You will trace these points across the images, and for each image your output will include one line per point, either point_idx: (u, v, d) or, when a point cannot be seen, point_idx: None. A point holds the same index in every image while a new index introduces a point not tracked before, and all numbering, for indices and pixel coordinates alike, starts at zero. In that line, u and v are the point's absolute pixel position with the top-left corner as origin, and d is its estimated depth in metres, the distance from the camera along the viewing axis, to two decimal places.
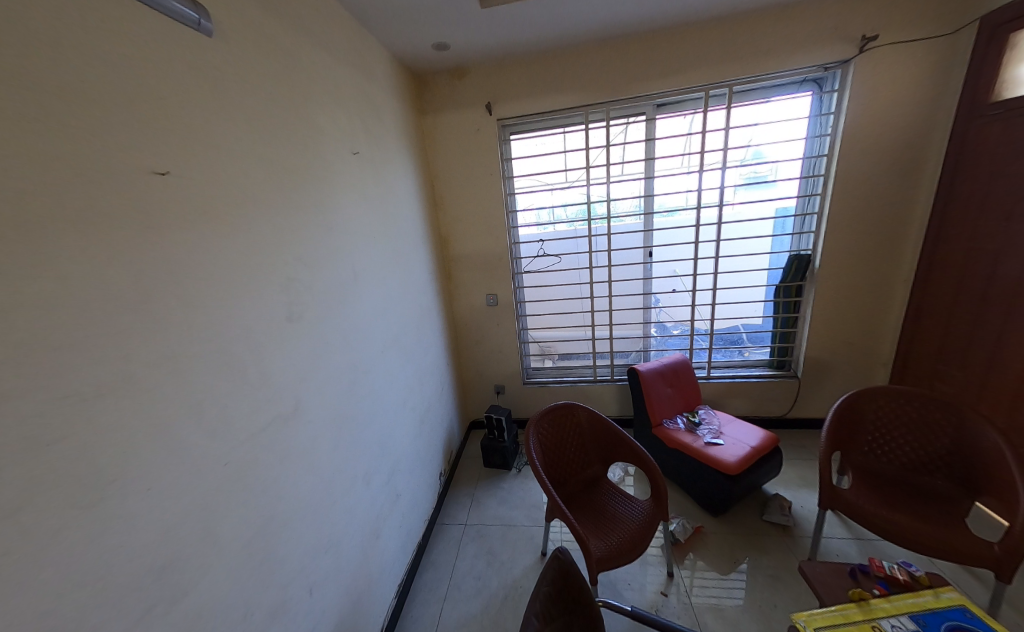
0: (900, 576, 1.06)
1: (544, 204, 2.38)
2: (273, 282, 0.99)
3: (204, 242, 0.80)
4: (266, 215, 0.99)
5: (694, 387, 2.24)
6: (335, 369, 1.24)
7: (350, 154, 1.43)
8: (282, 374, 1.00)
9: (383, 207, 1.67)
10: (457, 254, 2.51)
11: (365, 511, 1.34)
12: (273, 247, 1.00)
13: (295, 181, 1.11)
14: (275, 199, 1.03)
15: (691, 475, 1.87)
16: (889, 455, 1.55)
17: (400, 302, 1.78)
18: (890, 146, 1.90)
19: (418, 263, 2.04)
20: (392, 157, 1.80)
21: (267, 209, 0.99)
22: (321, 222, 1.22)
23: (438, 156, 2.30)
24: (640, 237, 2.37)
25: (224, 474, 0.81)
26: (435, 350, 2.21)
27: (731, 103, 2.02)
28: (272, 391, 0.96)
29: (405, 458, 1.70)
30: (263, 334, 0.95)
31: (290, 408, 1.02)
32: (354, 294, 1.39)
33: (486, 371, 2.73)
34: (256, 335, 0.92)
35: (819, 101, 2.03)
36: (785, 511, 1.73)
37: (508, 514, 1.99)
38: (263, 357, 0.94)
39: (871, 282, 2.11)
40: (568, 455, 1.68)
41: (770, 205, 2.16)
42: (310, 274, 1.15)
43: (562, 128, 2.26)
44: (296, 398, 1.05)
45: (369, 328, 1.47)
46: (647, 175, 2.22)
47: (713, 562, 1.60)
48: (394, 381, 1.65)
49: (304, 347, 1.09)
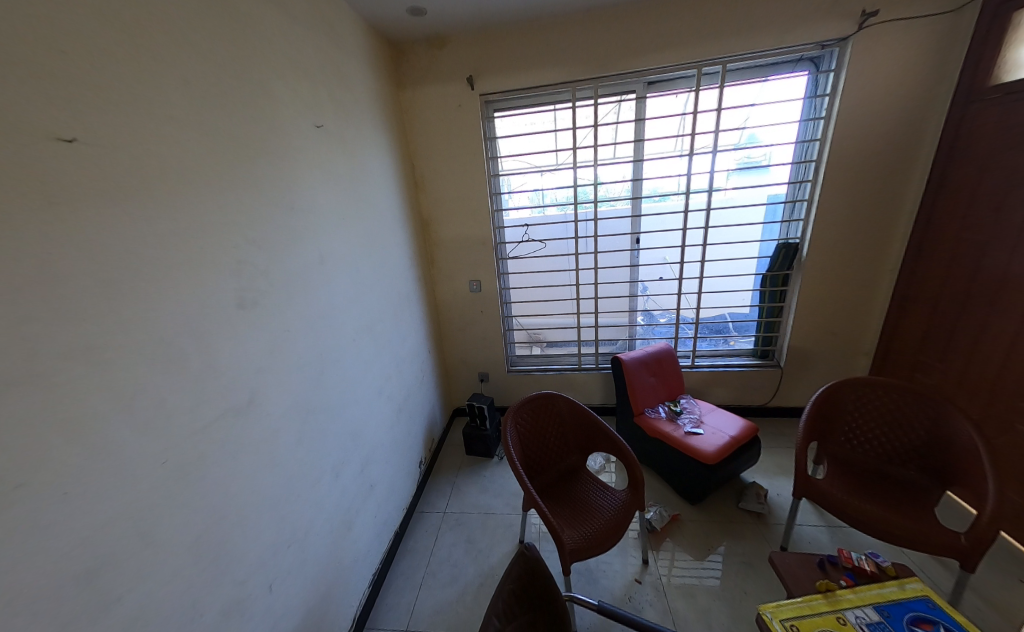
0: (868, 567, 1.06)
1: (532, 186, 2.28)
2: (220, 266, 0.92)
3: (130, 222, 0.72)
4: (209, 192, 0.90)
5: (678, 375, 2.23)
6: (299, 358, 1.18)
7: (314, 128, 1.33)
8: (233, 365, 0.94)
9: (354, 188, 1.58)
10: (439, 239, 2.42)
11: (334, 503, 1.30)
12: (219, 227, 0.92)
13: (245, 156, 1.02)
14: (221, 175, 0.94)
15: (670, 463, 1.87)
16: (865, 446, 1.56)
17: (375, 287, 1.71)
18: (885, 131, 1.84)
19: (395, 246, 1.95)
20: (365, 133, 1.69)
21: (210, 186, 0.90)
22: (278, 203, 1.13)
23: (417, 133, 2.18)
24: (628, 222, 2.30)
25: (161, 474, 0.75)
26: (414, 337, 2.15)
27: (724, 82, 1.93)
28: (221, 383, 0.90)
29: (380, 447, 1.66)
30: (209, 323, 0.88)
31: (244, 401, 0.96)
32: (321, 279, 1.32)
33: (469, 358, 2.68)
34: (201, 324, 0.85)
35: (815, 81, 1.94)
36: (762, 499, 1.74)
37: (487, 501, 1.98)
38: (209, 347, 0.87)
39: (858, 272, 2.08)
40: (546, 446, 1.65)
41: (761, 191, 2.11)
42: (266, 257, 1.07)
43: (551, 105, 2.15)
44: (251, 390, 0.98)
45: (337, 315, 1.40)
46: (636, 157, 2.14)
47: (687, 549, 1.61)
48: (368, 370, 1.60)
49: (260, 336, 1.03)
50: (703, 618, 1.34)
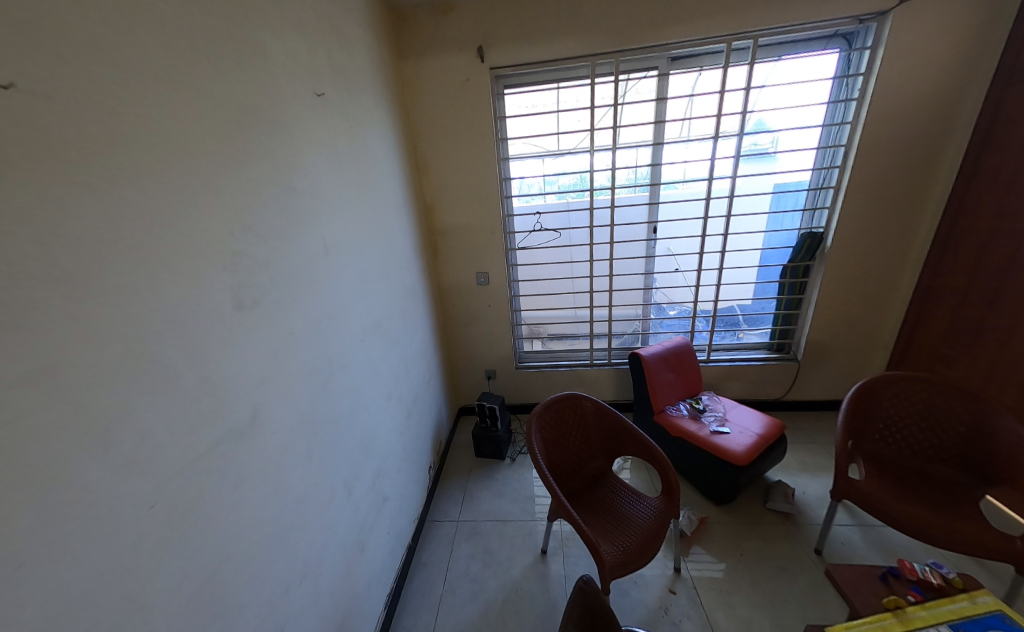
0: (935, 579, 1.00)
1: (534, 173, 2.14)
2: (214, 259, 0.75)
3: (91, 200, 0.54)
4: (196, 167, 0.72)
5: (696, 370, 2.15)
6: (305, 365, 1.02)
7: (315, 97, 1.15)
8: (233, 378, 0.78)
9: (357, 171, 1.40)
10: (444, 227, 2.25)
11: (347, 523, 1.17)
12: (210, 210, 0.75)
13: (236, 125, 0.84)
14: (209, 146, 0.76)
15: (695, 464, 1.79)
16: (901, 443, 1.51)
17: (381, 281, 1.54)
18: (917, 115, 1.76)
19: (400, 235, 1.78)
20: (367, 106, 1.50)
21: (197, 158, 0.73)
22: (275, 183, 0.95)
23: (420, 110, 1.99)
24: (644, 210, 2.18)
25: (150, 521, 0.60)
26: (421, 334, 1.99)
27: (755, 58, 1.80)
28: (220, 401, 0.74)
29: (392, 456, 1.52)
30: (203, 329, 0.71)
31: (247, 420, 0.81)
32: (325, 274, 1.15)
33: (475, 354, 2.54)
34: (195, 331, 0.69)
35: (846, 60, 1.83)
36: (789, 499, 1.69)
37: (503, 507, 1.87)
38: (205, 358, 0.71)
39: (881, 263, 2.02)
40: (572, 450, 1.55)
41: (768, 180, 2.02)
42: (266, 248, 0.90)
43: (556, 82, 1.99)
44: (254, 406, 0.83)
45: (344, 314, 1.24)
46: (657, 140, 2.01)
47: (719, 554, 1.54)
48: (376, 374, 1.44)
49: (260, 343, 0.86)
50: (745, 630, 1.27)
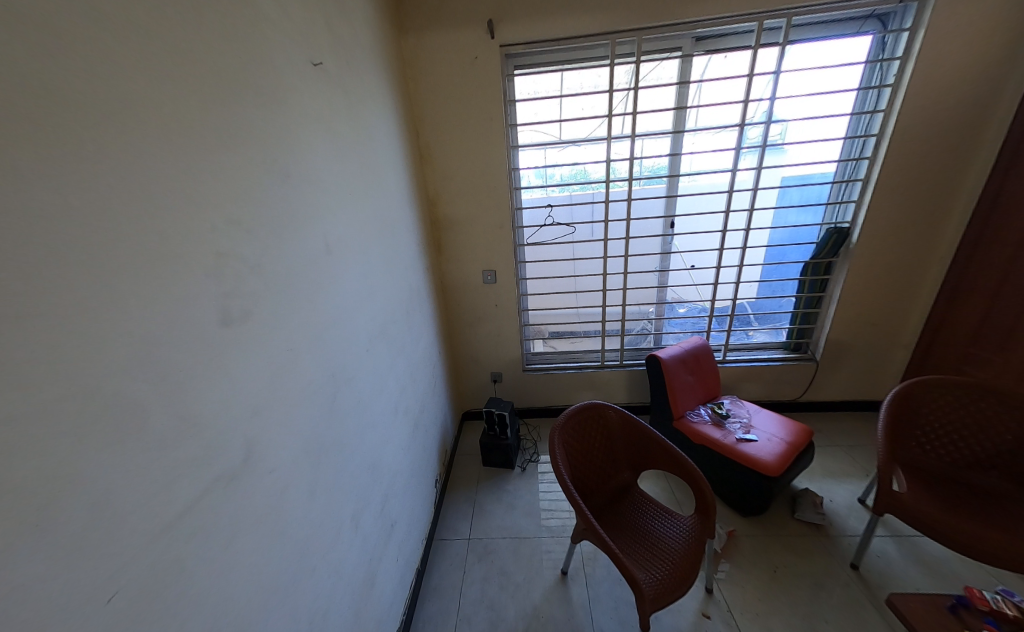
0: (1009, 611, 0.91)
1: (535, 164, 1.99)
2: (196, 263, 0.60)
3: (15, 182, 0.38)
4: (168, 144, 0.56)
5: (715, 373, 2.05)
6: (306, 383, 0.87)
7: (311, 67, 0.98)
8: (221, 411, 0.63)
9: (358, 158, 1.23)
10: (448, 221, 2.09)
11: (354, 560, 1.03)
12: (188, 201, 0.59)
13: (219, 92, 0.67)
14: (186, 117, 0.60)
15: (720, 473, 1.69)
16: (941, 451, 1.42)
17: (385, 282, 1.39)
18: (954, 102, 1.67)
19: (403, 229, 1.63)
20: (367, 83, 1.33)
21: (170, 133, 0.57)
22: (267, 168, 0.79)
23: (423, 91, 1.82)
24: (662, 202, 2.05)
25: (116, 612, 0.45)
26: (426, 337, 1.85)
27: (787, 39, 1.69)
28: (206, 440, 0.59)
29: (399, 476, 1.38)
30: (185, 353, 0.56)
31: (240, 460, 0.66)
32: (327, 275, 1.00)
33: (481, 357, 2.40)
34: (172, 357, 0.54)
35: (881, 43, 1.72)
36: (818, 509, 1.62)
37: (516, 522, 1.75)
38: (185, 389, 0.56)
39: (906, 260, 1.95)
40: (596, 464, 1.44)
41: (779, 174, 1.92)
42: (259, 248, 0.74)
43: (562, 64, 1.83)
44: (248, 441, 0.68)
45: (347, 321, 1.09)
46: (678, 128, 1.88)
47: (752, 572, 1.45)
48: (382, 386, 1.30)
49: (253, 363, 0.71)
50: None
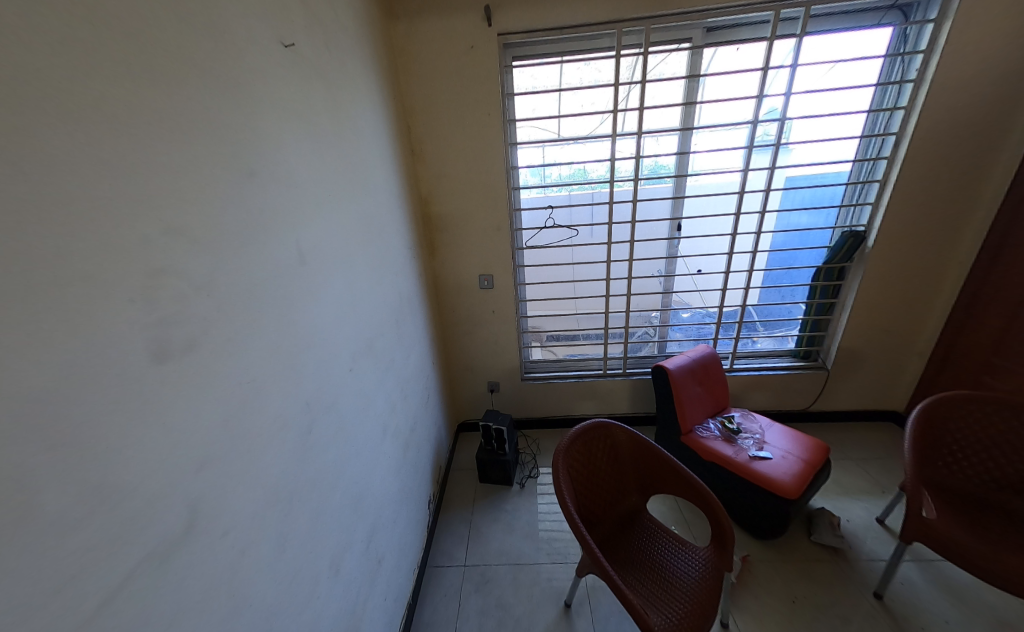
0: None
1: (535, 162, 1.87)
2: (127, 284, 0.48)
3: None
4: (87, 133, 0.44)
5: (724, 384, 1.95)
6: (274, 418, 0.74)
7: (284, 48, 0.86)
8: (162, 465, 0.51)
9: (340, 154, 1.10)
10: (442, 223, 1.96)
11: (334, 611, 0.91)
12: (117, 207, 0.47)
13: (163, 72, 0.55)
14: (115, 101, 0.48)
15: (733, 493, 1.59)
16: (976, 472, 1.32)
17: (372, 291, 1.26)
18: (977, 100, 1.58)
19: (393, 232, 1.50)
20: (351, 71, 1.20)
21: (90, 121, 0.45)
22: (223, 165, 0.66)
23: (414, 83, 1.69)
24: (668, 204, 1.94)
25: None
26: (418, 348, 1.72)
27: (805, 29, 1.58)
28: (141, 505, 0.48)
29: (388, 504, 1.26)
30: (108, 399, 0.45)
31: (190, 521, 0.54)
32: (302, 290, 0.87)
33: (478, 365, 2.29)
34: (89, 406, 0.42)
35: (902, 35, 1.62)
36: (836, 531, 1.53)
37: (516, 546, 1.64)
38: (109, 446, 0.44)
39: (923, 265, 1.87)
40: (602, 488, 1.33)
41: (790, 174, 1.82)
42: (216, 261, 0.62)
43: (562, 55, 1.71)
44: (200, 496, 0.56)
45: (327, 339, 0.97)
46: (686, 125, 1.77)
47: (769, 602, 1.35)
48: (369, 408, 1.17)
49: (201, 406, 0.58)
50: None
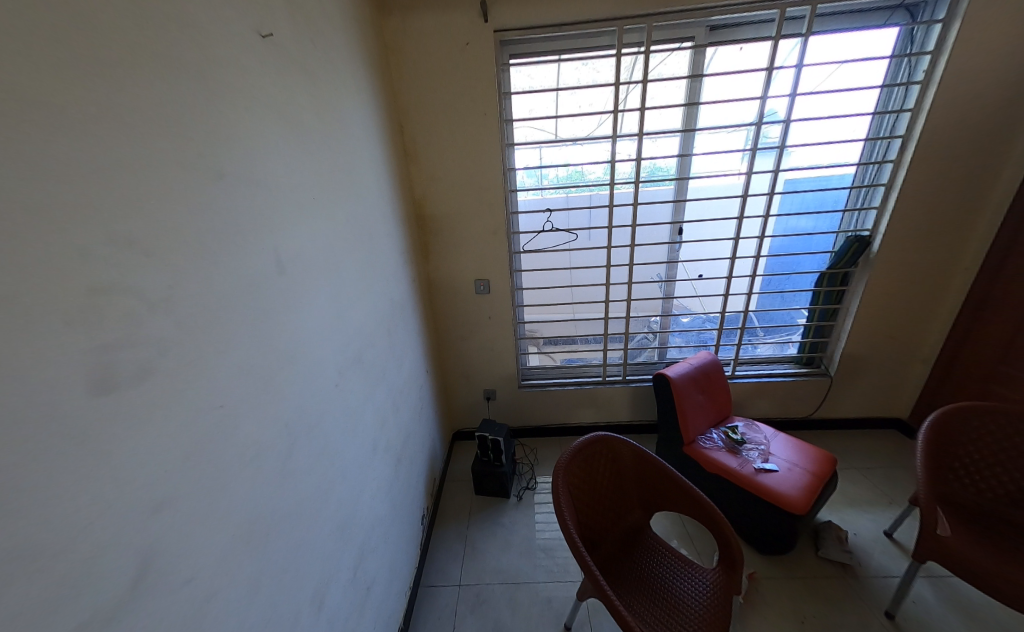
0: None
1: (532, 163, 1.81)
2: (65, 305, 0.41)
3: None
4: (11, 128, 0.37)
5: (726, 392, 1.90)
6: (246, 446, 0.67)
7: (261, 39, 0.79)
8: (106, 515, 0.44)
9: (325, 154, 1.03)
10: (436, 226, 1.90)
11: None
12: (52, 217, 0.40)
13: (115, 61, 0.48)
14: (52, 91, 0.41)
15: (738, 507, 1.54)
16: (995, 489, 1.26)
17: (361, 299, 1.19)
18: (985, 103, 1.55)
19: (383, 236, 1.43)
20: (338, 65, 1.13)
21: (18, 115, 0.38)
22: (185, 165, 0.58)
23: (407, 81, 1.63)
24: (670, 207, 1.89)
25: None
26: (411, 356, 1.66)
27: (811, 29, 1.54)
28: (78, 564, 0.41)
29: (377, 524, 1.19)
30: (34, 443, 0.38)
31: (142, 574, 0.47)
32: (280, 302, 0.80)
33: (474, 372, 2.22)
34: (12, 452, 0.36)
35: (909, 36, 1.58)
36: (844, 546, 1.48)
37: (513, 564, 1.57)
38: (37, 497, 0.37)
39: (928, 271, 1.83)
40: (604, 505, 1.27)
41: (793, 177, 1.78)
42: (177, 274, 0.55)
43: (559, 53, 1.66)
44: (155, 545, 0.49)
45: (310, 354, 0.90)
46: (688, 126, 1.72)
47: (777, 623, 1.30)
48: (356, 425, 1.10)
49: (156, 441, 0.50)
50: None
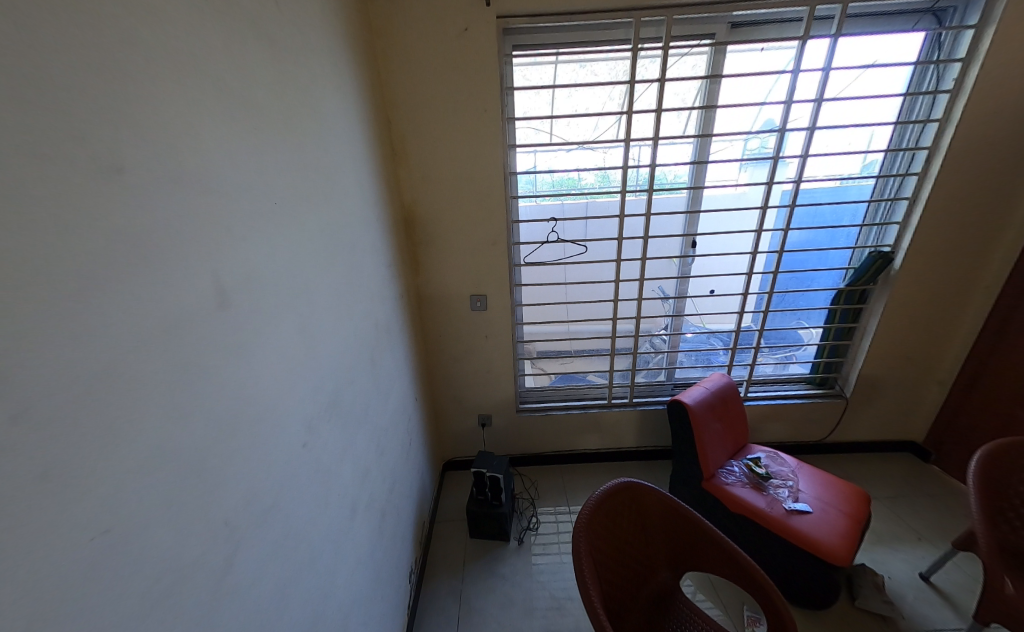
0: None
1: (535, 168, 1.63)
2: None
3: None
4: None
5: (744, 418, 1.75)
6: (162, 581, 0.44)
7: None
8: None
9: (292, 148, 0.82)
10: (427, 234, 1.69)
11: None
12: None
13: None
14: None
15: (768, 552, 1.38)
16: None
17: (337, 327, 0.97)
18: (1014, 115, 1.47)
19: (366, 247, 1.21)
20: (310, 39, 0.92)
21: None
22: (72, 158, 0.37)
23: (396, 69, 1.43)
24: (682, 218, 1.74)
25: None
26: (398, 385, 1.43)
27: (840, 29, 1.43)
28: None
29: (354, 606, 0.96)
30: None
31: None
32: (224, 349, 0.58)
33: (467, 396, 2.01)
34: None
35: (934, 42, 1.50)
36: (883, 594, 1.34)
37: (516, 626, 1.37)
38: None
39: (949, 289, 1.75)
40: (629, 567, 1.08)
41: (813, 189, 1.66)
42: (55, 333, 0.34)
43: (557, 48, 1.49)
44: None
45: (269, 410, 0.68)
46: (706, 129, 1.57)
47: None
48: (330, 487, 0.88)
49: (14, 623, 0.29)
50: None
